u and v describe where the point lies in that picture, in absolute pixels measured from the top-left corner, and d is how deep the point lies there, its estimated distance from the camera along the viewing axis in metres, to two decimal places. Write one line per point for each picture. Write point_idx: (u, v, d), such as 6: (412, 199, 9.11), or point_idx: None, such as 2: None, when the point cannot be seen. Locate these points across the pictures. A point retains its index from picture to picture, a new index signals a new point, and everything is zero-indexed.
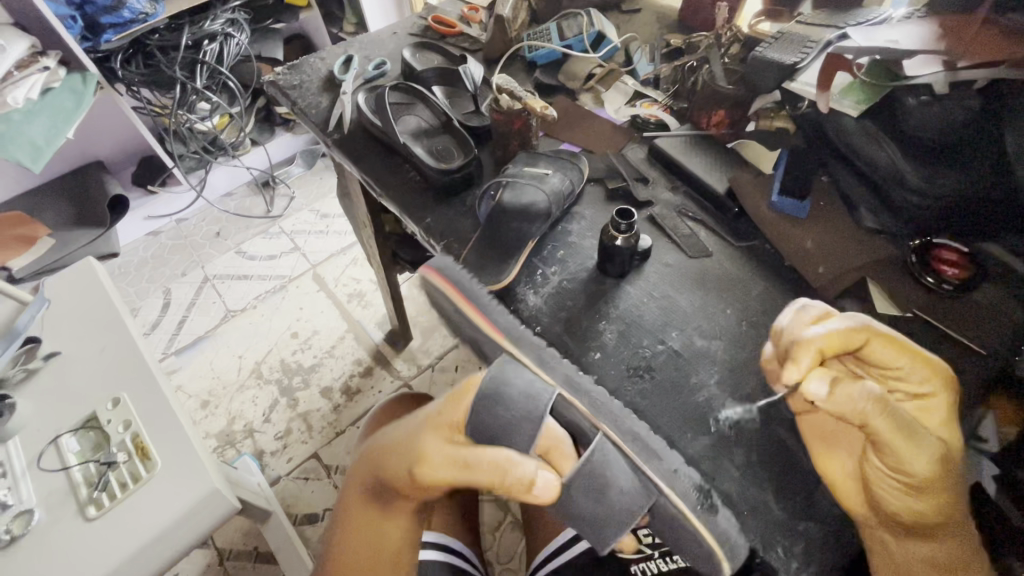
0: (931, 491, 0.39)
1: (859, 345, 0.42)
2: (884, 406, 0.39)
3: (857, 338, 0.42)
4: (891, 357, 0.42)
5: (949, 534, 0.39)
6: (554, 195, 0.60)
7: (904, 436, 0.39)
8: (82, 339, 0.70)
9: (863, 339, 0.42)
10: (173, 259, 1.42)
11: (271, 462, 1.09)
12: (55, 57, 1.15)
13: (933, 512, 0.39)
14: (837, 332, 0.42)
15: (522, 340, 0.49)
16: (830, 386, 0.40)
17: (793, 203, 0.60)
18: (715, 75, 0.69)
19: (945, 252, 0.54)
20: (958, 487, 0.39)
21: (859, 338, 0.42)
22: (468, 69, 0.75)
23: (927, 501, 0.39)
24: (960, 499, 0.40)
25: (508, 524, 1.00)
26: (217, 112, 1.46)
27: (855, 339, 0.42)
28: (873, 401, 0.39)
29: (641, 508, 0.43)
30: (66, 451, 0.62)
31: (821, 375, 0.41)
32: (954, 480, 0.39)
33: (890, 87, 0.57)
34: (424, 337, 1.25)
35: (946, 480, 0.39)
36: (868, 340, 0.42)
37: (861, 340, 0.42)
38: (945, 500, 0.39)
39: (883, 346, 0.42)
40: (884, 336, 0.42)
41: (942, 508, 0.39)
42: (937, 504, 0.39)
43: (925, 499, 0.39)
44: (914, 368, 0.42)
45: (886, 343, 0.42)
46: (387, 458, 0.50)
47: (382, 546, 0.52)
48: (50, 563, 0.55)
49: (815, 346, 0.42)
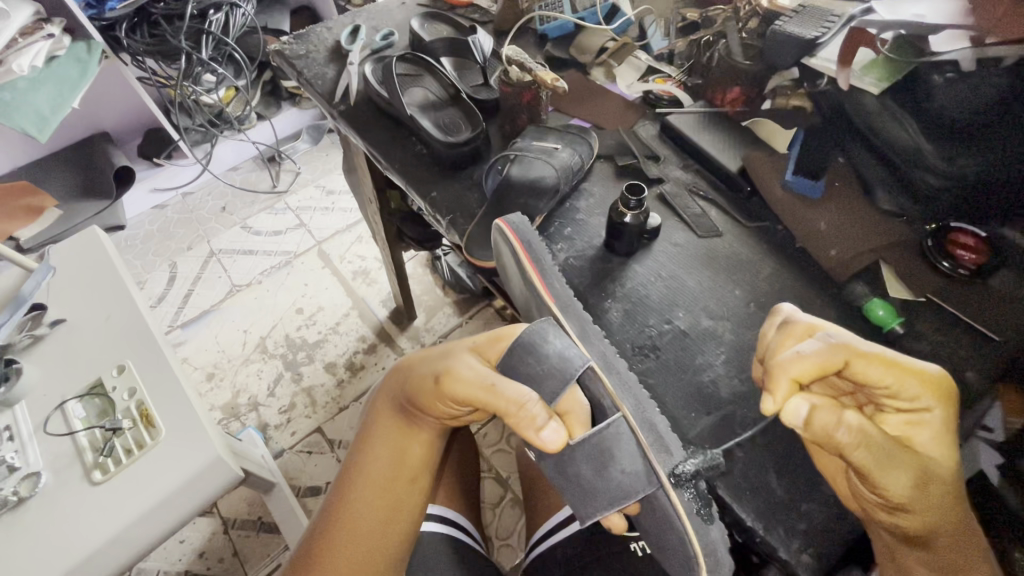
0: (917, 510, 0.37)
1: (839, 366, 0.37)
2: (863, 438, 0.36)
3: (834, 359, 0.37)
4: (879, 377, 0.37)
5: (942, 542, 0.37)
6: (563, 169, 0.60)
7: (882, 465, 0.36)
8: (88, 307, 0.70)
9: (842, 360, 0.37)
10: (179, 233, 1.42)
11: (274, 435, 1.10)
12: (60, 24, 1.13)
13: (922, 527, 0.37)
14: (812, 358, 0.37)
15: (569, 310, 0.48)
16: (808, 416, 0.37)
17: (807, 184, 0.59)
18: (731, 49, 0.65)
19: (962, 237, 0.53)
20: (950, 499, 0.37)
21: (838, 359, 0.37)
22: (478, 40, 0.73)
23: (914, 517, 0.37)
24: (956, 506, 0.38)
25: (507, 502, 1.01)
26: (223, 85, 1.44)
27: (834, 362, 0.37)
28: (852, 435, 0.36)
29: (637, 493, 0.39)
30: (72, 417, 0.63)
31: (799, 403, 0.37)
32: (945, 493, 0.37)
33: (916, 64, 0.54)
34: (428, 315, 1.24)
35: (928, 498, 0.37)
36: (849, 360, 0.37)
37: (840, 361, 0.37)
38: (936, 515, 0.37)
39: (868, 364, 0.37)
40: (867, 355, 0.37)
41: (931, 521, 0.37)
42: (927, 519, 0.37)
43: (912, 515, 0.37)
44: (903, 385, 0.37)
45: (869, 362, 0.37)
46: (417, 371, 0.50)
47: (401, 461, 0.51)
48: (58, 525, 0.56)
49: (787, 376, 0.37)
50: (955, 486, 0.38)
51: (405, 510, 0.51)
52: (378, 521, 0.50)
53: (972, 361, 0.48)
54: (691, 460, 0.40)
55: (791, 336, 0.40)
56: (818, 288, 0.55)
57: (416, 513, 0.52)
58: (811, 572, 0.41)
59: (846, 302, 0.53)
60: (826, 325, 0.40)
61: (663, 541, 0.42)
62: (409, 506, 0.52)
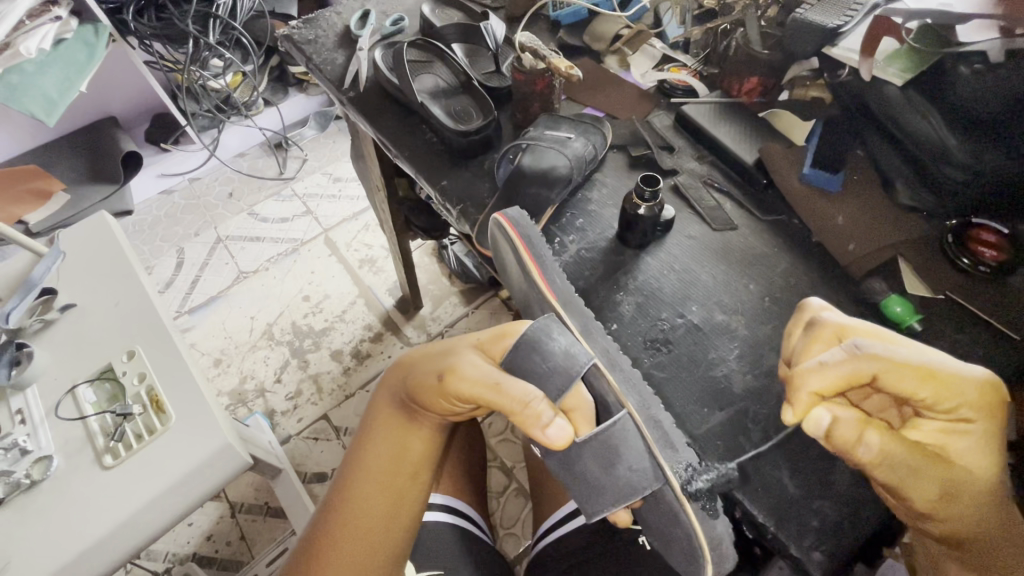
0: (946, 518, 0.37)
1: (868, 378, 0.37)
2: (886, 457, 0.36)
3: (862, 371, 0.36)
4: (913, 389, 0.36)
5: (980, 546, 0.37)
6: (576, 159, 0.58)
7: (907, 478, 0.36)
8: (97, 292, 0.70)
9: (871, 371, 0.36)
10: (186, 218, 1.42)
11: (281, 421, 1.10)
12: (66, 6, 1.11)
13: (959, 534, 0.37)
14: (838, 369, 0.36)
15: (571, 307, 0.48)
16: (830, 426, 0.37)
17: (825, 176, 0.58)
18: (749, 38, 0.64)
19: (983, 233, 0.52)
20: (991, 510, 0.37)
21: (867, 370, 0.36)
22: (490, 27, 0.70)
23: (945, 524, 0.37)
24: (996, 515, 0.37)
25: (513, 491, 1.02)
26: (229, 69, 1.44)
27: (861, 373, 0.36)
28: (872, 452, 0.36)
29: (645, 489, 0.39)
30: (82, 401, 0.64)
31: (822, 413, 0.37)
32: (982, 503, 0.36)
33: (941, 55, 0.53)
34: (434, 304, 1.24)
35: (959, 506, 0.36)
36: (878, 372, 0.36)
37: (869, 372, 0.36)
38: (974, 523, 0.37)
39: (899, 375, 0.36)
40: (899, 365, 0.36)
41: (968, 529, 0.37)
42: (961, 526, 0.37)
43: (943, 523, 0.37)
44: (940, 397, 0.36)
45: (900, 373, 0.36)
46: (420, 368, 0.50)
47: (401, 457, 0.51)
48: (70, 509, 0.57)
49: (809, 389, 0.37)
50: (997, 496, 0.37)
51: (406, 505, 0.51)
52: (379, 518, 0.50)
53: (989, 360, 0.48)
54: (704, 474, 0.40)
55: (819, 339, 0.40)
56: (833, 283, 0.54)
57: (416, 508, 0.52)
58: (822, 570, 0.41)
59: (861, 297, 0.53)
60: (856, 330, 0.39)
61: (668, 535, 0.42)
62: (410, 501, 0.52)
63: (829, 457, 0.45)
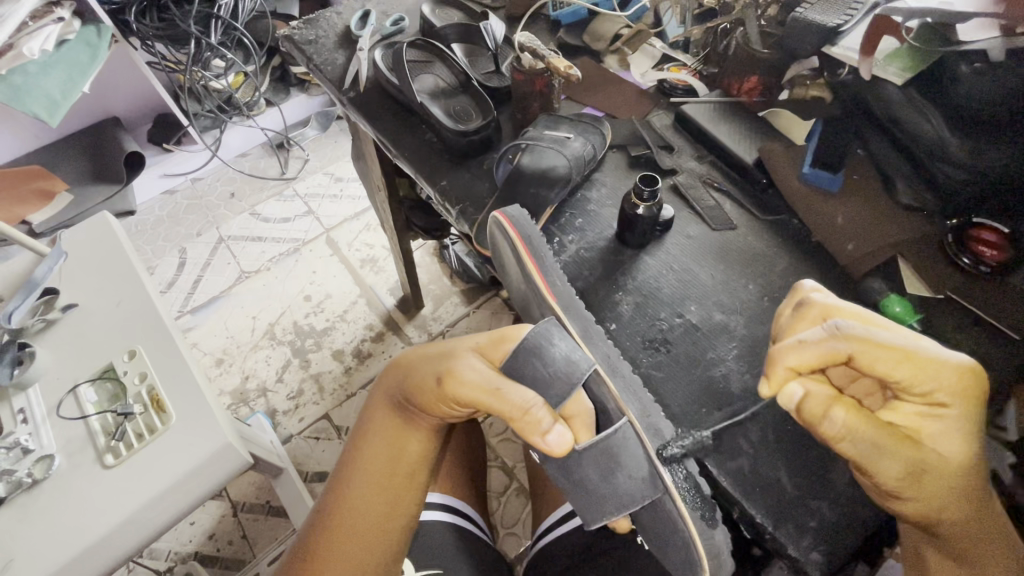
0: (911, 499, 0.37)
1: (844, 358, 0.36)
2: (850, 432, 0.36)
3: (838, 351, 0.36)
4: (888, 370, 0.36)
5: (946, 526, 0.37)
6: (575, 159, 0.58)
7: (872, 456, 0.36)
8: (100, 291, 0.71)
9: (846, 350, 0.36)
10: (188, 218, 1.42)
11: (282, 421, 1.11)
12: (70, 7, 1.12)
13: (925, 516, 0.38)
14: (814, 348, 0.37)
15: (572, 309, 0.48)
16: (802, 399, 0.38)
17: (825, 176, 0.57)
18: (750, 37, 0.63)
19: (984, 233, 0.51)
20: (958, 493, 0.36)
21: (842, 351, 0.36)
22: (490, 27, 0.70)
23: (911, 505, 0.37)
24: (965, 500, 0.37)
25: (513, 490, 1.02)
26: (231, 69, 1.44)
27: (836, 352, 0.36)
28: (838, 427, 0.36)
29: (644, 498, 0.41)
30: (84, 401, 0.64)
31: (795, 387, 0.38)
32: (950, 488, 0.36)
33: (942, 53, 0.52)
34: (436, 304, 1.24)
35: (926, 487, 0.36)
36: (854, 353, 0.36)
37: (845, 353, 0.36)
38: (940, 506, 0.37)
39: (876, 354, 0.36)
40: (877, 346, 0.36)
41: (933, 512, 0.37)
42: (928, 507, 0.37)
43: (908, 505, 0.37)
44: (916, 380, 0.36)
45: (876, 354, 0.36)
46: (417, 371, 0.50)
47: (397, 460, 0.51)
48: (73, 507, 0.57)
49: (783, 364, 0.37)
50: (968, 482, 0.37)
51: (404, 506, 0.51)
52: (374, 519, 0.50)
53: (988, 360, 0.48)
54: (680, 442, 0.43)
55: (803, 319, 0.40)
56: (832, 283, 0.54)
57: (412, 509, 0.52)
58: (820, 571, 0.41)
59: (860, 297, 0.53)
60: (841, 311, 0.38)
61: (664, 539, 0.43)
62: (407, 503, 0.52)
63: (827, 456, 0.45)
